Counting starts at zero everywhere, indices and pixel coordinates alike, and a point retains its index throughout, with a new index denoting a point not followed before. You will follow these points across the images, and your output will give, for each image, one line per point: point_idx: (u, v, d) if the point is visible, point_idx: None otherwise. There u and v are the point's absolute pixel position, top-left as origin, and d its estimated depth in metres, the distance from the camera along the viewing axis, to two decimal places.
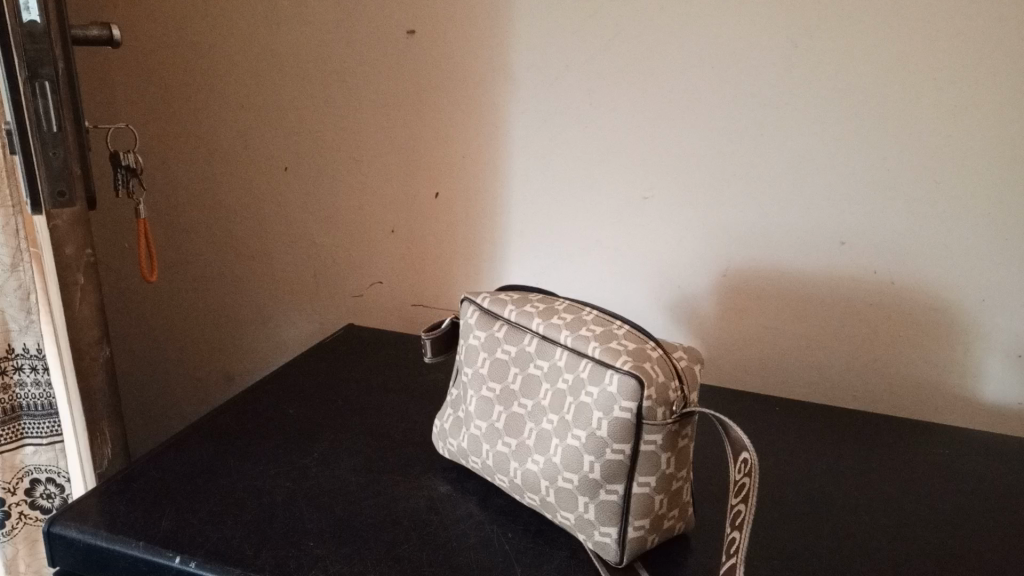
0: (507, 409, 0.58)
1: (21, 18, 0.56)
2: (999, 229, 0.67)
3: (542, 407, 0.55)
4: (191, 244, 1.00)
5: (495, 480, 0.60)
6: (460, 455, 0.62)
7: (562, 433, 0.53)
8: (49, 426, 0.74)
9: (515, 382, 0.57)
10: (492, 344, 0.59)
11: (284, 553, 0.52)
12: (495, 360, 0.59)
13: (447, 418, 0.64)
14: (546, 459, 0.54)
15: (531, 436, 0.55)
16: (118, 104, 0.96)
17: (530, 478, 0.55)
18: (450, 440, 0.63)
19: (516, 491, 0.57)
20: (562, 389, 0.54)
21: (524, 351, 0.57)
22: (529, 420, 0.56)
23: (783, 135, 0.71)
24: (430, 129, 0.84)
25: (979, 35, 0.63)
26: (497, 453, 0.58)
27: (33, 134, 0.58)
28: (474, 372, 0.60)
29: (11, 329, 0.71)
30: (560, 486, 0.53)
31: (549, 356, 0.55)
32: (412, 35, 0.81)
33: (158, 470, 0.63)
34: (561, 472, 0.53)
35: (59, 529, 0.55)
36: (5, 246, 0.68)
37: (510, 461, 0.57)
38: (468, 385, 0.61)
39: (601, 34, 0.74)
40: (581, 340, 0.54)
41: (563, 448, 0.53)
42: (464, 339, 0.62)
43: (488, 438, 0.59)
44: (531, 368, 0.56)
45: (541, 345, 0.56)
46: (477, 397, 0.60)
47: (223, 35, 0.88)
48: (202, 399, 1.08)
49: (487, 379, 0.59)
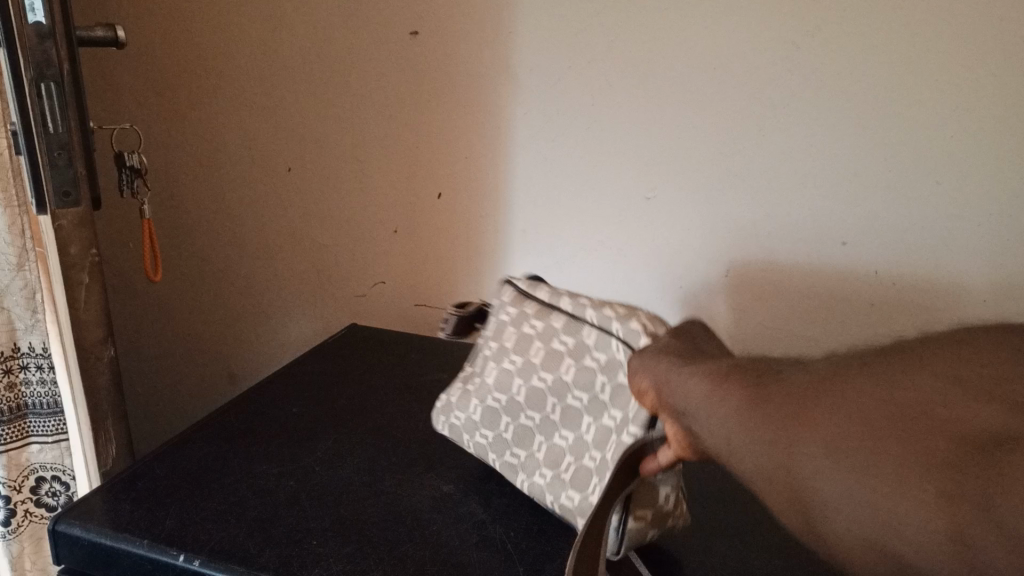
0: (528, 382, 0.57)
1: (27, 19, 0.56)
2: (998, 229, 0.67)
3: (565, 383, 0.55)
4: (195, 247, 1.00)
5: (505, 456, 0.60)
6: (458, 434, 0.63)
7: (594, 413, 0.54)
8: (55, 424, 0.74)
9: (537, 355, 0.57)
10: (520, 318, 0.61)
11: (287, 552, 0.52)
12: (522, 334, 0.60)
13: (455, 392, 0.64)
14: (576, 436, 0.55)
15: (555, 412, 0.56)
16: (121, 104, 0.96)
17: (556, 453, 0.56)
18: (458, 414, 0.63)
19: (529, 469, 0.58)
20: (592, 366, 0.54)
21: (550, 327, 0.58)
22: (552, 396, 0.56)
23: (784, 136, 0.71)
24: (432, 128, 0.85)
25: (979, 34, 0.63)
26: (519, 427, 0.59)
27: (39, 135, 0.57)
28: (499, 345, 0.61)
29: (16, 328, 0.71)
30: (582, 463, 0.54)
31: (574, 333, 0.56)
32: (414, 36, 0.82)
33: (163, 469, 0.63)
34: (589, 450, 0.54)
35: (64, 527, 0.56)
36: (11, 246, 0.68)
37: (535, 435, 0.58)
38: (486, 356, 0.62)
39: (604, 32, 0.74)
40: (606, 319, 0.54)
41: (597, 427, 0.54)
42: (493, 312, 0.64)
43: (508, 412, 0.59)
44: (555, 342, 0.57)
45: (568, 322, 0.57)
46: (494, 368, 0.61)
47: (224, 34, 0.89)
48: (205, 397, 1.09)
49: (508, 351, 0.60)
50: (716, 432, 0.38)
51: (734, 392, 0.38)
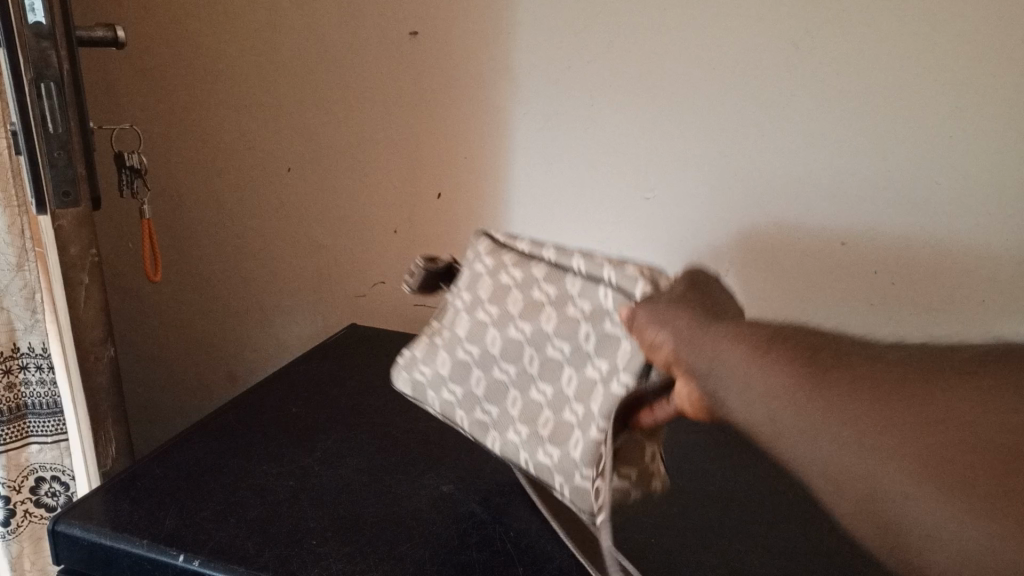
0: (504, 333, 0.54)
1: (27, 19, 0.56)
2: (998, 227, 0.68)
3: (545, 333, 0.52)
4: (195, 246, 1.00)
5: (477, 414, 0.56)
6: (422, 392, 0.60)
7: (576, 364, 0.50)
8: (54, 424, 0.75)
9: (516, 305, 0.54)
10: (499, 269, 0.57)
11: (287, 552, 0.52)
12: (499, 285, 0.56)
13: (423, 348, 0.61)
14: (555, 389, 0.51)
15: (531, 364, 0.53)
16: (120, 104, 0.96)
17: (532, 408, 0.53)
18: (426, 370, 0.59)
19: (502, 426, 0.55)
20: (575, 315, 0.50)
21: (531, 276, 0.54)
22: (529, 346, 0.53)
23: (783, 137, 0.72)
24: (432, 128, 0.85)
25: (978, 36, 0.64)
26: (493, 381, 0.55)
27: (39, 135, 0.58)
28: (475, 297, 0.58)
29: (16, 328, 0.71)
30: (563, 417, 0.51)
31: (558, 282, 0.52)
32: (414, 37, 0.82)
33: (162, 469, 0.63)
34: (570, 403, 0.51)
35: (63, 527, 0.56)
36: (11, 247, 0.68)
37: (509, 390, 0.54)
38: (460, 309, 0.59)
39: (604, 30, 0.74)
40: (596, 267, 0.50)
41: (578, 378, 0.50)
42: (468, 265, 0.61)
43: (481, 366, 0.55)
44: (536, 291, 0.53)
45: (551, 271, 0.53)
46: (468, 320, 0.57)
47: (224, 34, 0.89)
48: (204, 397, 1.09)
49: (484, 301, 0.56)
50: (751, 408, 0.35)
51: (782, 365, 0.34)
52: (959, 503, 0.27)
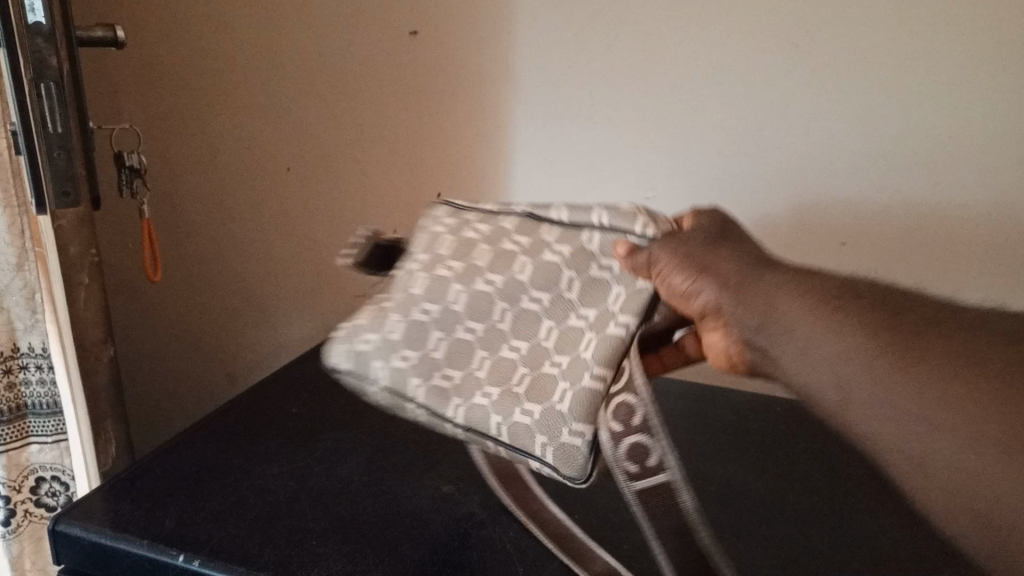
0: (469, 288, 0.51)
1: (27, 19, 0.56)
2: (1000, 227, 0.68)
3: (520, 284, 0.50)
4: (195, 246, 1.00)
5: (432, 379, 0.52)
6: (365, 365, 0.53)
7: (557, 315, 0.49)
8: (54, 424, 0.75)
9: (482, 258, 0.52)
10: (460, 227, 0.55)
11: (287, 552, 0.52)
12: (463, 240, 0.54)
13: (365, 314, 0.56)
14: (531, 343, 0.50)
15: (503, 320, 0.51)
16: (120, 103, 0.96)
17: (503, 367, 0.50)
18: (369, 337, 0.54)
19: (465, 390, 0.51)
20: (554, 260, 0.49)
21: (500, 230, 0.53)
22: (500, 300, 0.50)
23: (783, 137, 0.72)
24: (432, 128, 0.85)
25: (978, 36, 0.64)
26: (455, 342, 0.52)
27: (39, 135, 0.58)
28: (432, 255, 0.54)
29: (15, 328, 0.71)
30: (545, 371, 0.49)
31: (531, 232, 0.51)
32: (414, 36, 0.82)
33: (162, 469, 0.63)
34: (551, 356, 0.49)
35: (64, 527, 0.56)
36: (11, 246, 0.68)
37: (475, 350, 0.51)
38: (414, 270, 0.54)
39: (605, 29, 0.74)
40: (577, 212, 0.50)
41: (560, 328, 0.49)
42: (423, 228, 0.57)
43: (440, 326, 0.52)
44: (506, 243, 0.52)
45: (523, 223, 0.52)
46: (424, 279, 0.53)
47: (224, 33, 0.89)
48: (205, 397, 1.09)
49: (443, 257, 0.53)
50: (812, 369, 0.38)
51: (850, 336, 0.37)
52: (979, 455, 0.33)
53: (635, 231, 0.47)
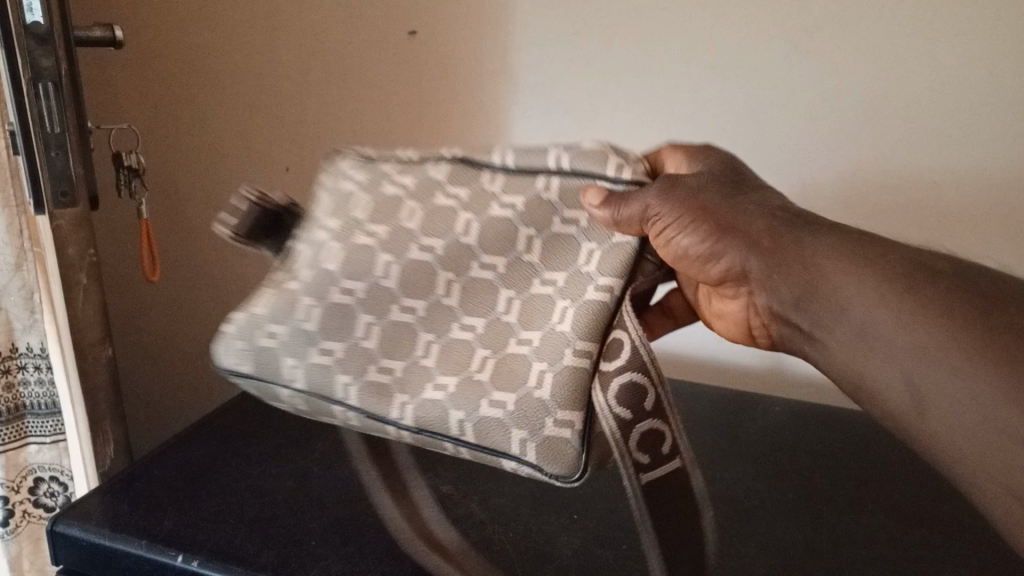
0: (401, 259, 0.50)
1: (24, 19, 0.55)
2: (1001, 226, 0.68)
3: (472, 248, 0.49)
4: (193, 246, 1.00)
5: (367, 369, 0.51)
6: (275, 362, 0.53)
7: (521, 284, 0.48)
8: (53, 425, 0.75)
9: (413, 220, 0.50)
10: (378, 182, 0.52)
11: (286, 552, 0.52)
12: (386, 199, 0.52)
13: (270, 304, 0.54)
14: (490, 317, 0.48)
15: (449, 292, 0.49)
16: (119, 103, 0.96)
17: (455, 348, 0.49)
18: (281, 332, 0.53)
19: (406, 382, 0.50)
20: (505, 216, 0.48)
21: (430, 182, 0.51)
22: (444, 270, 0.49)
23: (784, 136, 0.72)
24: (430, 128, 0.85)
25: (977, 35, 0.64)
26: (389, 324, 0.51)
27: (36, 136, 0.58)
28: (344, 221, 0.52)
29: (14, 329, 0.72)
30: (513, 351, 0.47)
31: (468, 184, 0.50)
32: (413, 36, 0.81)
33: (160, 469, 0.63)
34: (518, 334, 0.47)
35: (62, 527, 0.56)
36: (10, 246, 0.69)
37: (417, 331, 0.50)
38: (322, 240, 0.53)
39: (604, 28, 0.74)
40: (527, 158, 0.48)
41: (530, 296, 0.47)
42: (326, 186, 0.54)
43: (367, 309, 0.51)
44: (443, 199, 0.50)
45: (456, 172, 0.50)
46: (339, 252, 0.52)
47: (222, 34, 0.89)
48: (203, 397, 1.08)
49: (362, 222, 0.52)
50: (849, 335, 0.38)
51: (893, 301, 0.37)
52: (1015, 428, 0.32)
53: (607, 174, 0.45)
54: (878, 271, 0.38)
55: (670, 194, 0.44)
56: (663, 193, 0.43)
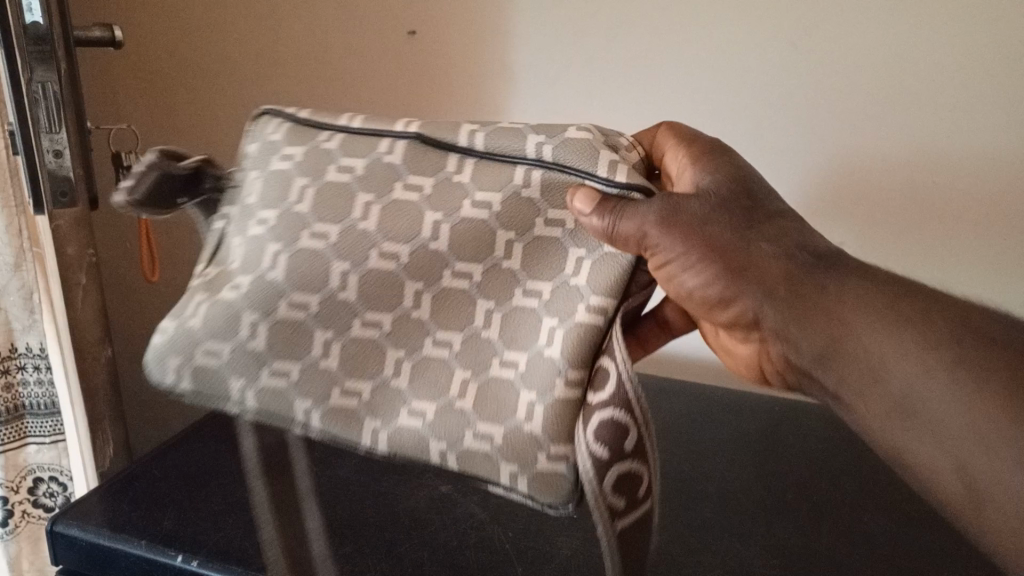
0: (359, 269, 0.49)
1: (24, 19, 0.56)
2: (999, 226, 0.69)
3: (442, 254, 0.48)
4: (193, 245, 1.00)
5: (331, 391, 0.50)
6: (220, 381, 0.53)
7: (500, 299, 0.47)
8: (52, 425, 0.75)
9: (369, 218, 0.49)
10: (321, 160, 0.51)
11: (286, 552, 0.52)
12: (331, 184, 0.50)
13: (212, 314, 0.53)
14: (465, 335, 0.47)
15: (411, 302, 0.48)
16: (119, 104, 0.96)
17: (427, 368, 0.48)
18: (225, 348, 0.52)
19: (376, 405, 0.49)
20: (478, 214, 0.47)
21: (379, 163, 0.49)
22: (412, 281, 0.48)
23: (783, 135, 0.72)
24: None
25: (977, 37, 0.64)
26: (351, 343, 0.50)
27: (35, 136, 0.57)
28: (286, 212, 0.51)
29: (14, 328, 0.71)
30: (496, 375, 0.47)
31: (424, 170, 0.48)
32: (413, 36, 0.81)
33: (159, 470, 0.63)
34: (500, 355, 0.47)
35: (61, 527, 0.56)
36: (10, 246, 0.68)
37: (384, 350, 0.49)
38: (263, 236, 0.52)
39: (604, 29, 0.74)
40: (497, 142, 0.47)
41: (512, 311, 0.47)
42: (258, 162, 0.53)
43: (325, 326, 0.50)
44: (398, 188, 0.49)
45: (408, 152, 0.49)
46: (287, 257, 0.51)
47: (223, 34, 0.89)
48: None
49: (308, 214, 0.50)
50: (865, 378, 0.39)
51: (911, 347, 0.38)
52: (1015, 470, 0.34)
53: (599, 174, 0.44)
54: (893, 316, 0.39)
55: (673, 220, 0.43)
56: (666, 214, 0.42)
